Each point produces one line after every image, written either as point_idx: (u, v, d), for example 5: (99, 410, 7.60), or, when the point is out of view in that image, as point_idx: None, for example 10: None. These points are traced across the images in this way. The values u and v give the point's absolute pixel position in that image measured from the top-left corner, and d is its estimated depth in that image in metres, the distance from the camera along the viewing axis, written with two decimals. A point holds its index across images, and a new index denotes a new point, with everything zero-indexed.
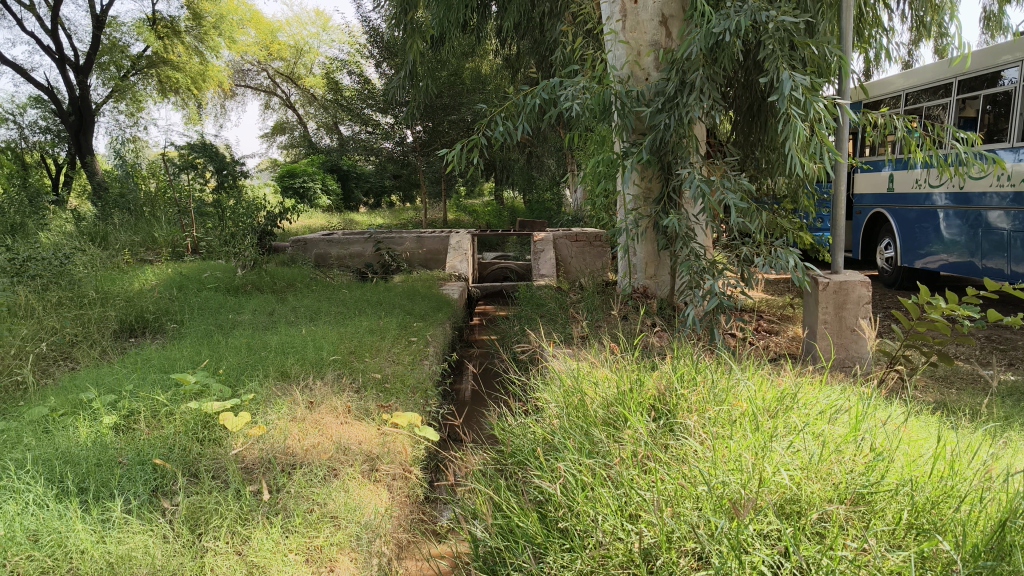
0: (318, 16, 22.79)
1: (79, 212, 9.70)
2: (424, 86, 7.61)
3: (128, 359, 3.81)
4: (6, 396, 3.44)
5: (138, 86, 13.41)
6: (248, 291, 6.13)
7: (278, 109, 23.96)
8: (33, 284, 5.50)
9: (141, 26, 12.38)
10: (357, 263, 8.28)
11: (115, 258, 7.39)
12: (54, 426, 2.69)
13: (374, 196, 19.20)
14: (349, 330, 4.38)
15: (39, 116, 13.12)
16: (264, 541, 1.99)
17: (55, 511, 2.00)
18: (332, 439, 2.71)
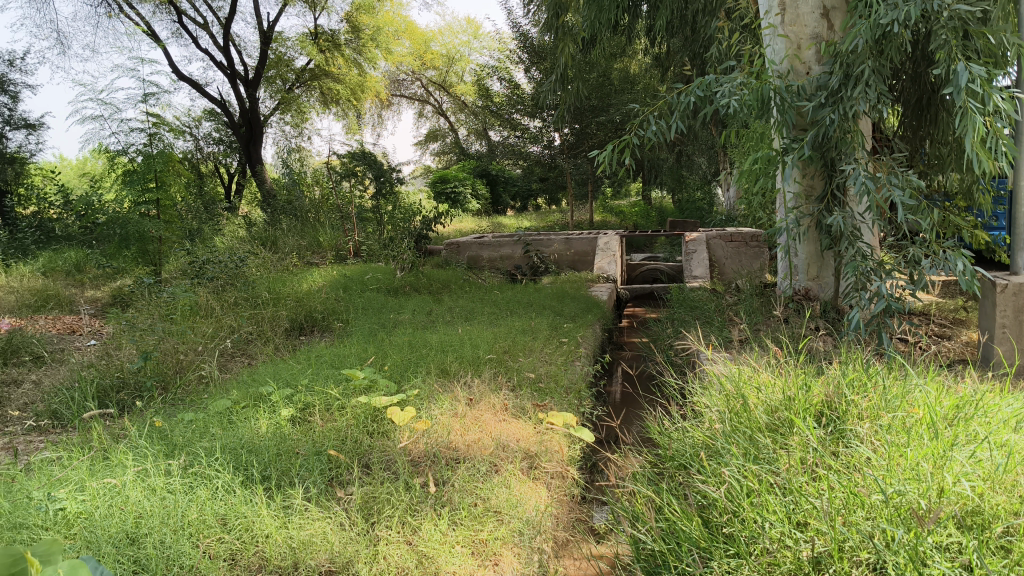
0: (469, 24, 23.23)
1: (249, 218, 10.28)
2: (576, 89, 7.63)
3: (300, 356, 4.01)
4: (193, 389, 3.69)
5: (302, 97, 14.08)
6: (407, 292, 6.32)
7: (430, 117, 24.58)
8: (213, 285, 5.88)
9: (304, 40, 12.98)
10: (508, 265, 8.38)
11: (283, 261, 7.78)
12: (237, 417, 2.87)
13: (523, 200, 19.40)
14: (505, 330, 4.44)
15: (213, 128, 13.97)
16: (433, 532, 2.05)
17: (242, 496, 2.13)
18: (492, 435, 2.76)
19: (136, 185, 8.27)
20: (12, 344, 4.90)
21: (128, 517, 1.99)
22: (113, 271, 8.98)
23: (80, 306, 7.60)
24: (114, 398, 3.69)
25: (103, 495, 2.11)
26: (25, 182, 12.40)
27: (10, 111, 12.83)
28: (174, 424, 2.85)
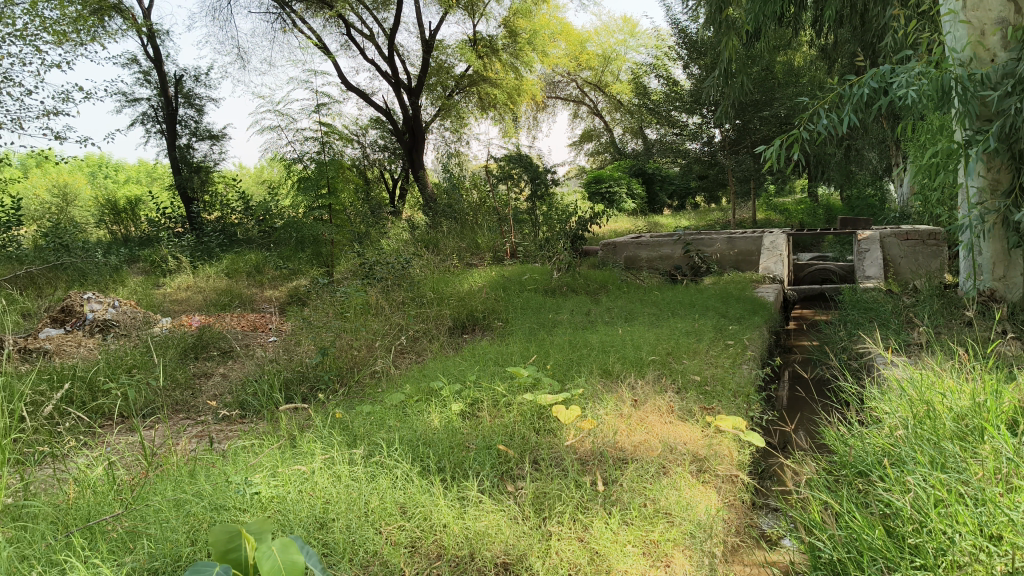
0: (626, 23, 23.09)
1: (412, 221, 10.61)
2: (739, 84, 7.46)
3: (465, 353, 4.11)
4: (366, 385, 3.85)
5: (461, 103, 14.43)
6: (566, 292, 6.37)
7: (585, 117, 24.61)
8: (380, 285, 6.12)
9: (464, 47, 13.28)
10: (668, 266, 8.30)
11: (445, 262, 7.99)
12: (410, 410, 2.98)
13: (680, 199, 19.10)
14: (667, 331, 4.40)
15: (378, 136, 14.51)
16: (604, 531, 2.04)
17: (420, 487, 2.21)
18: (659, 437, 2.74)
19: (310, 191, 8.72)
20: (203, 339, 5.28)
21: (316, 502, 2.10)
22: (288, 273, 9.49)
23: (259, 306, 8.07)
24: (294, 391, 3.91)
25: (294, 481, 2.25)
26: (210, 190, 13.31)
27: (196, 123, 13.79)
28: (353, 416, 2.99)
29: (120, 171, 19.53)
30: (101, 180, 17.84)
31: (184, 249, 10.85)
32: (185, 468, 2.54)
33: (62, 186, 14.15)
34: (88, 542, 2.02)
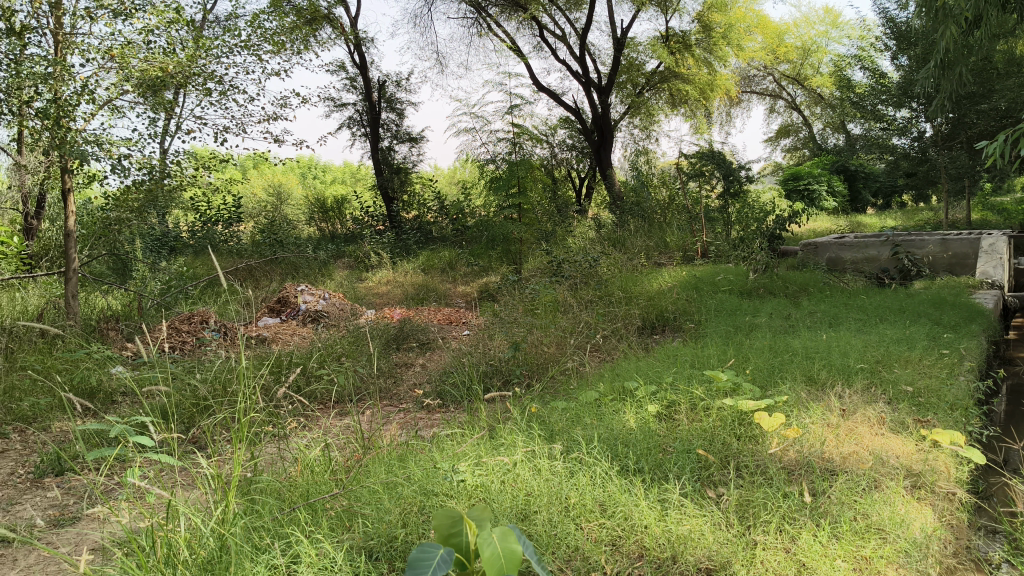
0: (827, 13, 22.13)
1: (601, 219, 10.63)
2: (955, 76, 6.98)
3: (660, 354, 4.08)
4: (559, 380, 3.91)
5: (651, 100, 14.32)
6: (760, 294, 6.20)
7: (783, 112, 23.76)
8: (571, 284, 6.17)
9: (656, 44, 13.15)
10: (873, 268, 7.85)
11: (635, 261, 7.94)
12: (606, 409, 3.00)
13: (884, 198, 18.07)
14: (872, 337, 4.20)
15: (567, 135, 14.64)
16: (813, 543, 1.98)
17: (621, 486, 2.22)
18: (870, 450, 2.62)
19: (501, 190, 8.91)
20: (404, 331, 5.52)
21: (518, 493, 2.16)
22: (480, 269, 9.76)
23: (453, 301, 8.35)
24: (490, 384, 4.03)
25: (498, 471, 2.32)
26: (408, 190, 13.92)
27: (397, 126, 14.42)
28: (550, 411, 3.05)
29: (327, 172, 20.66)
30: (310, 181, 18.98)
31: (385, 246, 11.39)
32: (395, 453, 2.69)
33: (276, 186, 15.20)
34: (312, 518, 2.17)
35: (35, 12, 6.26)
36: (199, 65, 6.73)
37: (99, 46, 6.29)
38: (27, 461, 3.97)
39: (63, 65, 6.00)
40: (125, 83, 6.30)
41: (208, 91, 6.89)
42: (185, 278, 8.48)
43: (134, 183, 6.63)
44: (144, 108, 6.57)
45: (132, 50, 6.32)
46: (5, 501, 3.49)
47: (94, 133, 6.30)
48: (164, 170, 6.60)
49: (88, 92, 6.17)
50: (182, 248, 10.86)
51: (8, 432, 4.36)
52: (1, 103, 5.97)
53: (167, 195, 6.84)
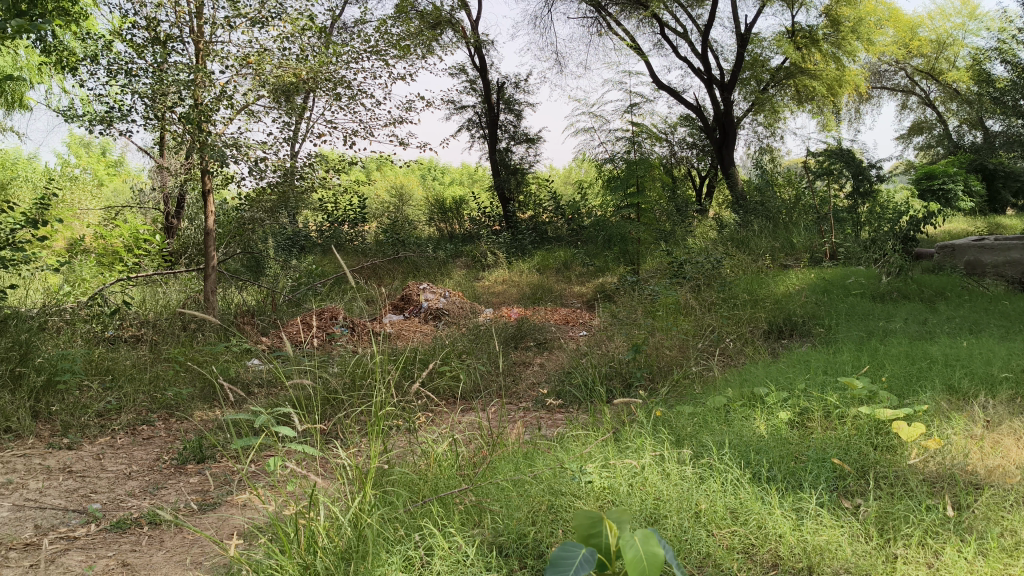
0: (965, 4, 21.10)
1: (722, 219, 10.45)
2: None
3: (789, 359, 3.99)
4: (682, 383, 3.86)
5: (776, 97, 13.98)
6: (893, 298, 5.97)
7: (915, 108, 22.78)
8: (694, 286, 6.10)
9: (781, 40, 12.83)
10: (1016, 272, 7.39)
11: (759, 262, 7.77)
12: (735, 415, 2.96)
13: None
14: (1017, 345, 3.98)
15: (687, 133, 14.45)
16: (958, 558, 1.89)
17: (754, 494, 2.19)
18: (1019, 464, 2.49)
19: (621, 189, 8.87)
20: (522, 330, 5.57)
21: (648, 497, 2.15)
22: (599, 269, 9.75)
23: (570, 301, 8.36)
24: (611, 386, 4.02)
25: (626, 473, 2.31)
26: (525, 190, 14.02)
27: (515, 127, 14.52)
28: (677, 415, 3.04)
29: (446, 173, 20.99)
30: (430, 183, 19.35)
31: (502, 246, 11.52)
32: (522, 451, 2.73)
33: (398, 187, 15.57)
34: (443, 512, 2.22)
35: (178, 22, 6.60)
36: (330, 71, 6.95)
37: (237, 53, 6.59)
38: (171, 447, 4.21)
39: (204, 72, 6.32)
40: (261, 89, 6.58)
41: (337, 95, 7.10)
42: (313, 275, 8.80)
43: (268, 184, 6.92)
44: (278, 112, 6.85)
45: (267, 57, 6.60)
46: (152, 485, 3.71)
47: (232, 137, 6.61)
48: (296, 172, 6.86)
49: (226, 98, 6.48)
50: (310, 247, 11.26)
51: (153, 420, 4.63)
52: (146, 109, 6.32)
53: (298, 195, 7.10)
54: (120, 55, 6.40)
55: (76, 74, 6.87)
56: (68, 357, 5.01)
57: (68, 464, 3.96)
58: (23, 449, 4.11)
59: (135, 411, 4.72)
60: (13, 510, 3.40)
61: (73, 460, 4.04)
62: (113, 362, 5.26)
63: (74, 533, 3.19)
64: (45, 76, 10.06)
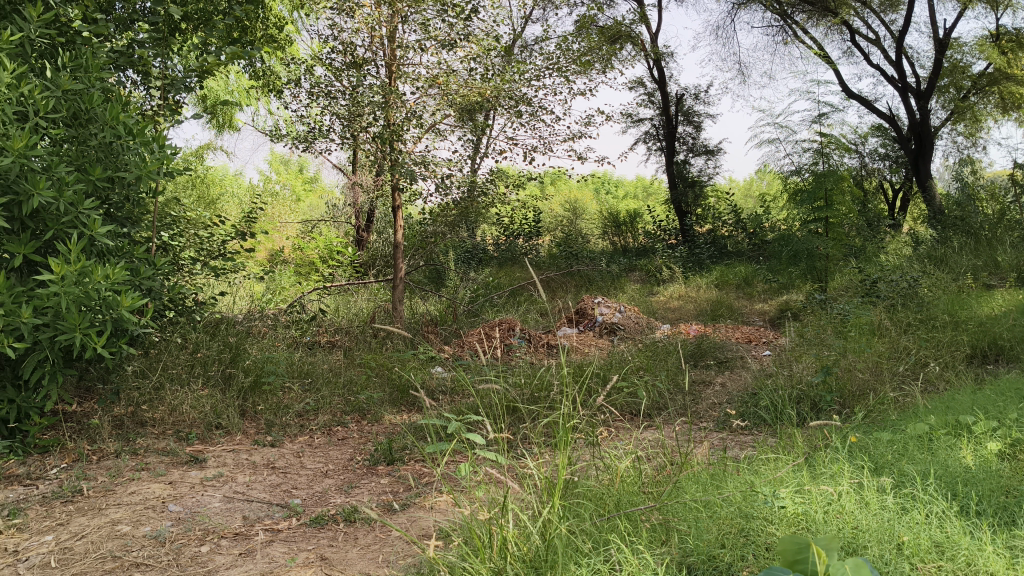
0: None
1: (916, 235, 9.92)
2: None
3: (996, 387, 3.75)
4: (876, 408, 3.69)
5: (978, 105, 13.12)
6: None
7: None
8: (888, 307, 5.84)
9: (984, 44, 12.10)
10: None
11: (959, 281, 7.33)
12: (938, 443, 2.82)
13: None
14: None
15: (879, 144, 13.80)
16: None
17: (961, 529, 2.08)
18: None
19: (806, 204, 8.59)
20: (702, 348, 5.50)
21: (845, 526, 2.08)
22: (781, 286, 9.49)
23: (750, 319, 8.16)
24: (799, 410, 3.91)
25: (822, 500, 2.25)
26: (703, 203, 13.80)
27: (694, 139, 14.33)
28: (873, 442, 2.94)
29: (620, 186, 20.94)
30: (605, 197, 19.37)
31: (678, 261, 11.41)
32: (709, 472, 2.71)
33: (573, 201, 15.71)
34: (632, 529, 2.25)
35: (374, 46, 6.97)
36: (513, 89, 7.13)
37: (426, 73, 6.88)
38: (364, 448, 4.44)
39: (396, 94, 6.63)
40: (448, 109, 6.85)
41: (519, 113, 7.27)
42: (491, 287, 9.04)
43: (452, 200, 7.16)
44: (463, 131, 7.09)
45: (454, 77, 6.85)
46: (346, 484, 3.93)
47: (421, 154, 6.89)
48: (479, 188, 7.07)
49: (416, 117, 6.77)
50: (488, 259, 11.56)
51: (347, 422, 4.91)
52: (343, 130, 6.71)
53: (480, 210, 7.32)
54: (320, 79, 6.83)
55: (281, 97, 7.39)
56: (272, 359, 5.39)
57: (271, 461, 4.26)
58: (233, 444, 4.47)
59: (330, 413, 5.01)
60: (223, 501, 3.69)
61: (276, 456, 4.34)
62: (311, 366, 5.60)
63: (278, 525, 3.43)
64: (252, 99, 10.87)
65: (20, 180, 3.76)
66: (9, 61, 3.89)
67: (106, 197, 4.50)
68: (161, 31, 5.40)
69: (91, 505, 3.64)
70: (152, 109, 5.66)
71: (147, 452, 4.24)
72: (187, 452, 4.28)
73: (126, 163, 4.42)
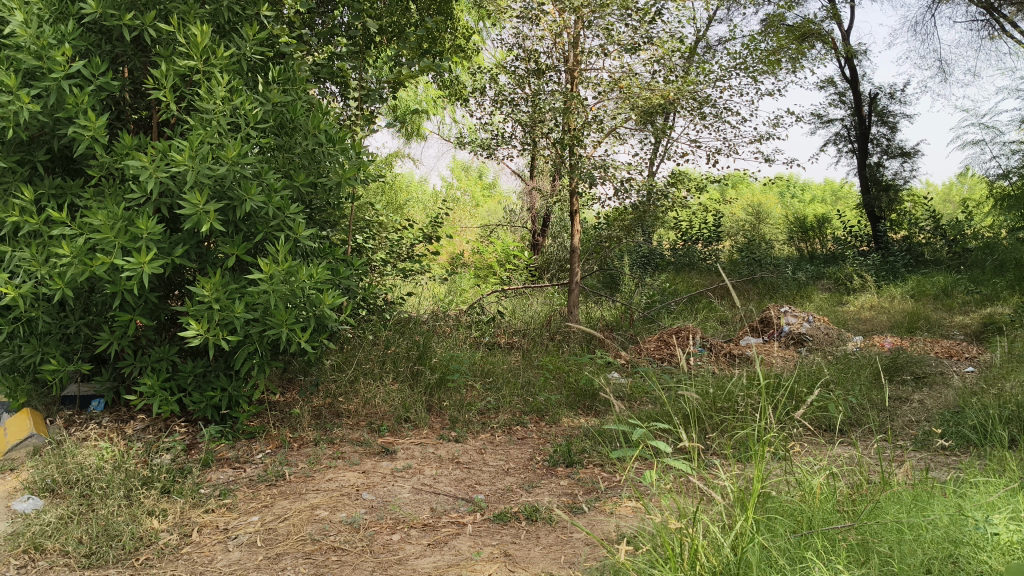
0: None
1: None
2: None
3: None
4: None
5: None
6: None
7: None
8: None
9: None
10: None
11: None
12: None
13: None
14: None
15: None
16: None
17: None
18: None
19: (1016, 209, 7.97)
20: (898, 362, 5.21)
21: None
22: (983, 298, 8.85)
23: (950, 333, 7.64)
24: (1010, 431, 3.63)
25: None
26: (898, 208, 13.07)
27: (889, 140, 13.60)
28: None
29: (807, 190, 20.16)
30: (790, 201, 18.70)
31: (869, 270, 10.88)
32: (910, 493, 2.57)
33: (755, 205, 15.26)
34: (829, 547, 2.17)
35: (557, 52, 7.06)
36: (696, 90, 7.02)
37: (609, 78, 6.90)
38: (543, 449, 4.49)
39: (577, 99, 6.68)
40: (630, 112, 6.83)
41: (702, 114, 7.15)
42: (669, 293, 8.92)
43: (633, 204, 7.12)
44: (644, 134, 7.05)
45: (636, 80, 6.83)
46: (527, 483, 3.98)
47: (600, 159, 6.91)
48: (659, 192, 7.00)
49: (597, 122, 6.79)
50: (665, 265, 11.43)
51: (527, 422, 4.97)
52: (525, 135, 6.83)
53: (660, 214, 7.25)
54: (504, 87, 6.98)
55: (466, 104, 7.62)
56: (456, 358, 5.56)
57: (456, 456, 4.39)
58: (420, 438, 4.63)
59: (511, 412, 5.10)
60: (412, 492, 3.84)
61: (460, 452, 4.46)
62: (492, 366, 5.73)
63: (463, 519, 3.53)
64: (439, 109, 11.25)
65: (234, 187, 4.05)
66: (224, 76, 4.20)
67: (309, 202, 4.77)
68: (358, 45, 5.68)
69: (292, 489, 3.88)
70: (349, 118, 5.97)
71: (342, 442, 4.47)
72: (378, 443, 4.48)
73: (327, 169, 4.66)
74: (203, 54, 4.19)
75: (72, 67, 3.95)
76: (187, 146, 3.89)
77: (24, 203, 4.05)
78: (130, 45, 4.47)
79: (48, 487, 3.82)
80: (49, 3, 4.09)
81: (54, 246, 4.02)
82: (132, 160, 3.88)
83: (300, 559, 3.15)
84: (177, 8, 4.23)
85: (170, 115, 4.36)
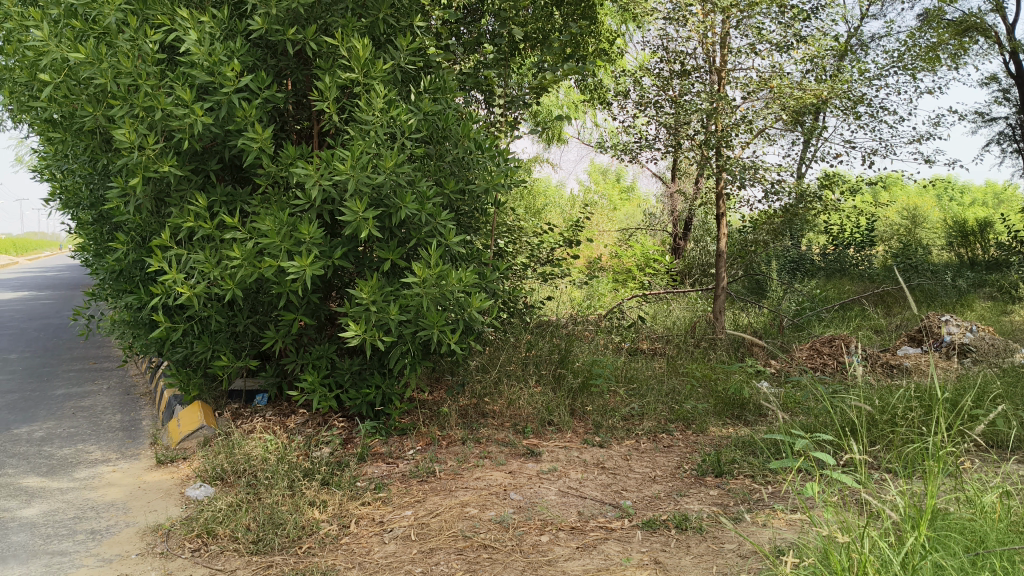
0: None
1: None
2: None
3: None
4: None
5: None
6: None
7: None
8: None
9: None
10: None
11: None
12: None
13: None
14: None
15: None
16: None
17: None
18: None
19: None
20: None
21: None
22: None
23: None
24: None
25: None
26: None
27: None
28: None
29: (967, 193, 19.12)
30: (948, 204, 17.77)
31: None
32: None
33: (909, 208, 14.59)
34: (1007, 568, 2.08)
35: (704, 52, 6.97)
36: (850, 89, 6.80)
37: (758, 77, 6.76)
38: (690, 457, 4.44)
39: (724, 100, 6.58)
40: (780, 113, 6.68)
41: (857, 114, 6.91)
42: (818, 299, 8.64)
43: (780, 207, 6.96)
44: (795, 134, 6.87)
45: (787, 80, 6.66)
46: (675, 491, 3.95)
47: (749, 160, 6.78)
48: (810, 195, 6.80)
49: (745, 122, 6.67)
50: (814, 270, 11.07)
51: (672, 430, 4.91)
52: (669, 137, 6.78)
53: (809, 218, 7.04)
54: (647, 89, 6.95)
55: (609, 108, 7.61)
56: (599, 362, 5.57)
57: (601, 460, 4.41)
58: (565, 441, 4.66)
59: (656, 418, 5.06)
60: (558, 494, 3.88)
61: (605, 457, 4.48)
62: (635, 372, 5.71)
63: (611, 524, 3.54)
64: (581, 112, 11.27)
65: (391, 195, 4.21)
66: (382, 87, 4.36)
67: (458, 207, 4.90)
68: (504, 52, 5.76)
69: (443, 485, 3.99)
70: (496, 123, 6.07)
71: (489, 442, 4.56)
72: (524, 445, 4.54)
73: (476, 175, 4.77)
74: (364, 67, 4.37)
75: (242, 82, 4.18)
76: (349, 155, 4.06)
77: (199, 209, 4.33)
78: (294, 58, 4.70)
79: (218, 475, 4.06)
80: (220, 22, 4.34)
81: (225, 249, 4.27)
82: (298, 168, 4.09)
83: (453, 554, 3.24)
84: (338, 22, 4.41)
85: (331, 124, 4.55)
